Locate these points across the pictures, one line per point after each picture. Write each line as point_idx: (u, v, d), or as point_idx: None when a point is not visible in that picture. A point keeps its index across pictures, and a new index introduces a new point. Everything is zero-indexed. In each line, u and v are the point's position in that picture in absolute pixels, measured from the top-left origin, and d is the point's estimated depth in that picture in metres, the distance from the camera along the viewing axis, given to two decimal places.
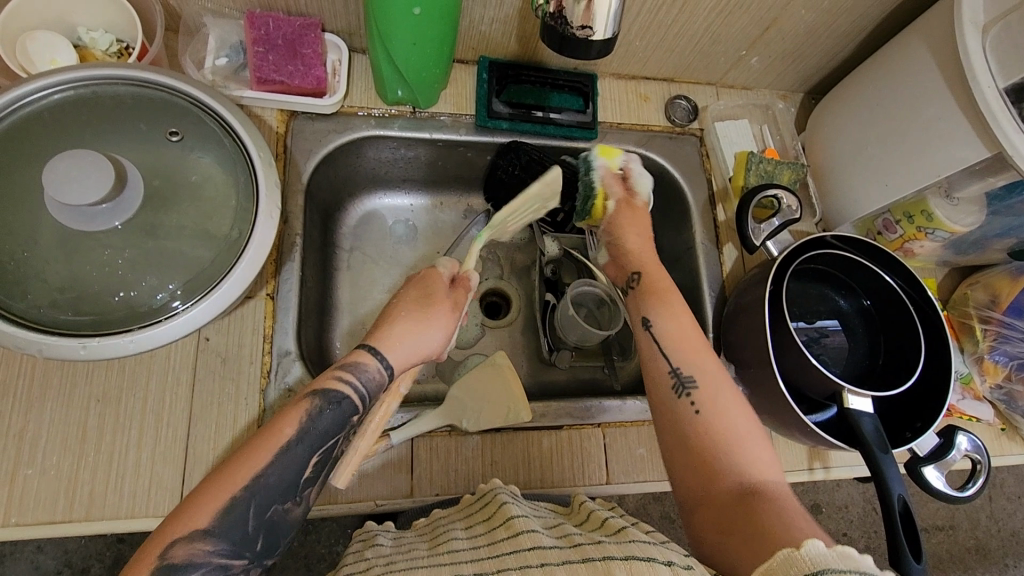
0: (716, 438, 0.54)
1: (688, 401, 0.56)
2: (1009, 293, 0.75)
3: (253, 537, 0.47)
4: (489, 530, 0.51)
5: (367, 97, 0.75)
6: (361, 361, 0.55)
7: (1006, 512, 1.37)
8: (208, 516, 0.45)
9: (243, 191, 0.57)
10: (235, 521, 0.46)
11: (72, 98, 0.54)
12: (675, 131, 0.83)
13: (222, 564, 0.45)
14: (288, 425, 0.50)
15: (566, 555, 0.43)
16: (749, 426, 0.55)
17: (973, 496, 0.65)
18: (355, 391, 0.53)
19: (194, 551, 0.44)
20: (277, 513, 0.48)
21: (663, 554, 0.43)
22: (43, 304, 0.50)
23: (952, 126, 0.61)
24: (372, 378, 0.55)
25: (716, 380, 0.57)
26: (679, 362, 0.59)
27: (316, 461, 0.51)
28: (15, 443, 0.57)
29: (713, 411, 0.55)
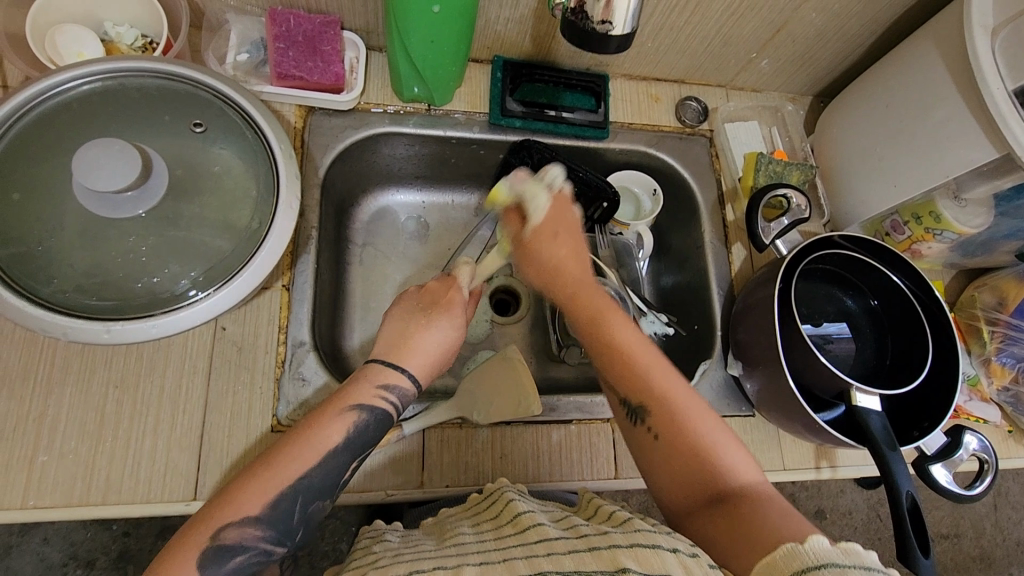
0: (684, 453, 0.53)
1: (644, 428, 0.56)
2: (1016, 296, 0.76)
3: (295, 528, 0.48)
4: (496, 526, 0.51)
5: (383, 93, 0.76)
6: (396, 380, 0.56)
7: (1011, 521, 1.37)
8: (259, 504, 0.47)
9: (263, 183, 0.58)
10: (281, 513, 0.48)
11: (99, 89, 0.55)
12: (685, 132, 0.84)
13: (267, 549, 0.47)
14: (335, 432, 0.52)
15: (573, 544, 0.44)
16: (716, 429, 0.54)
17: (980, 495, 0.65)
18: (393, 406, 0.56)
19: (245, 535, 0.46)
20: (317, 510, 0.50)
21: (672, 542, 0.43)
22: (68, 289, 0.51)
23: (962, 127, 0.62)
24: (406, 396, 0.57)
25: (672, 396, 0.56)
26: (628, 391, 0.58)
27: (354, 465, 0.53)
28: (35, 428, 0.58)
29: (670, 431, 0.54)
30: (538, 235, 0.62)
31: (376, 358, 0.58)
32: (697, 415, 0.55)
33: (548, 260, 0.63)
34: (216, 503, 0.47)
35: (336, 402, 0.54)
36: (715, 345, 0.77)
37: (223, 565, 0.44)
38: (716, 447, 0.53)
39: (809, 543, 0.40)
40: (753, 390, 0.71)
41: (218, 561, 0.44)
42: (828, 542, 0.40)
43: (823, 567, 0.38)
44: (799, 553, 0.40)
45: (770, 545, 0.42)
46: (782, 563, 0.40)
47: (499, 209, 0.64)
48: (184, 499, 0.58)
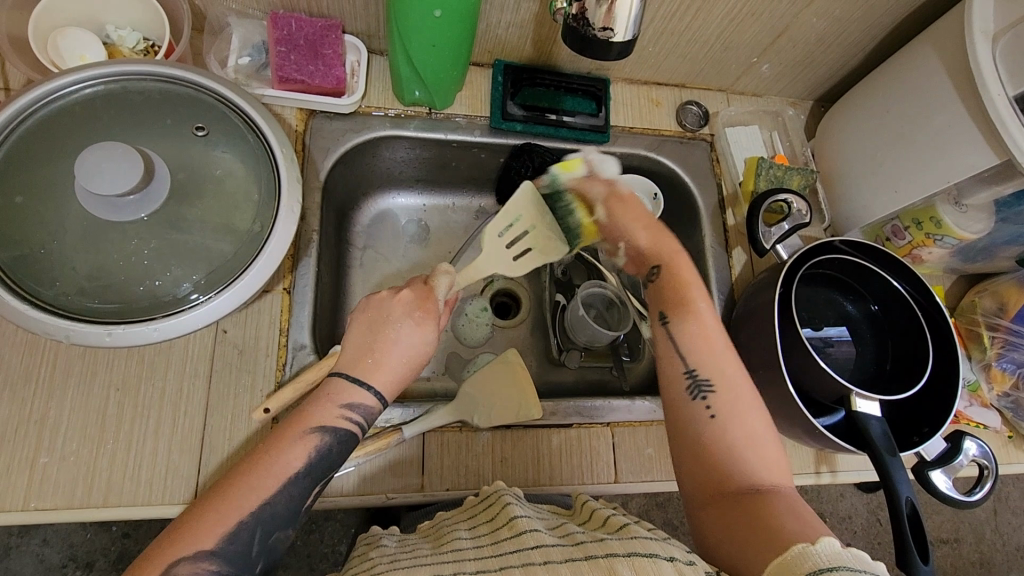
0: (731, 441, 0.53)
1: (704, 404, 0.54)
2: (1017, 301, 0.76)
3: (255, 559, 0.47)
4: (492, 531, 0.51)
5: (384, 97, 0.76)
6: (360, 398, 0.54)
7: (1012, 526, 1.37)
8: (213, 537, 0.45)
9: (265, 186, 0.58)
10: (240, 544, 0.46)
11: (102, 92, 0.56)
12: (685, 136, 0.84)
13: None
14: (295, 458, 0.50)
15: (570, 552, 0.44)
16: (763, 424, 0.54)
17: (980, 500, 0.65)
18: (357, 425, 0.54)
19: (198, 569, 0.44)
20: (277, 540, 0.49)
21: (667, 550, 0.43)
22: (70, 292, 0.51)
23: (962, 133, 0.62)
24: (372, 413, 0.55)
25: (735, 381, 0.56)
26: (694, 362, 0.56)
27: (318, 490, 0.52)
28: (36, 430, 0.58)
29: (728, 415, 0.54)
30: (634, 195, 0.66)
31: (341, 371, 0.56)
32: (753, 405, 0.55)
33: (645, 217, 0.65)
34: (176, 533, 0.45)
35: (299, 423, 0.52)
36: None
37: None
38: (761, 442, 0.53)
39: (820, 545, 0.42)
40: None
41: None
42: (838, 545, 0.42)
43: (836, 570, 0.39)
44: (811, 554, 0.41)
45: (790, 547, 0.43)
46: (793, 564, 0.41)
47: (570, 180, 0.68)
48: (184, 501, 0.58)
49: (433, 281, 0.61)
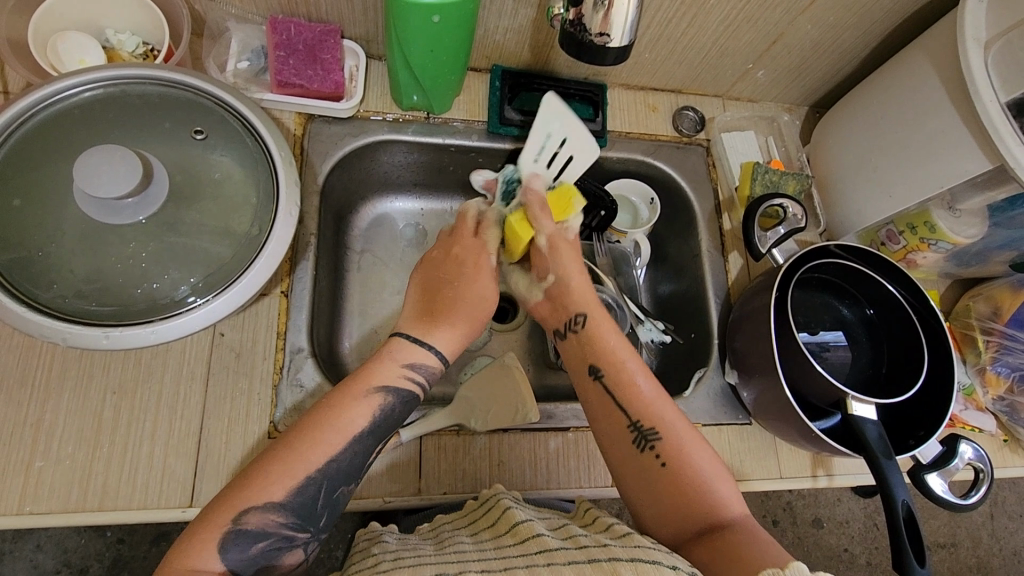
0: (686, 484, 0.54)
1: (652, 453, 0.56)
2: (1011, 305, 0.76)
3: (319, 513, 0.50)
4: (495, 536, 0.51)
5: (383, 102, 0.76)
6: (422, 359, 0.59)
7: (1008, 531, 1.37)
8: (283, 490, 0.48)
9: (264, 190, 0.58)
10: (306, 498, 0.49)
11: (101, 96, 0.56)
12: (682, 141, 0.85)
13: (289, 535, 0.48)
14: (361, 417, 0.53)
15: (573, 555, 0.44)
16: (711, 465, 0.55)
17: (976, 504, 0.65)
18: (418, 386, 0.58)
19: (267, 521, 0.47)
20: (342, 494, 0.52)
21: (670, 559, 0.43)
22: (68, 295, 0.51)
23: (956, 139, 0.63)
24: (431, 374, 0.59)
25: (677, 425, 0.57)
26: (635, 413, 0.58)
27: (380, 446, 0.56)
28: (32, 434, 0.58)
29: (677, 462, 0.55)
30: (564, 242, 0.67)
31: (402, 332, 0.60)
32: (697, 446, 0.56)
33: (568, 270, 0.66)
34: (237, 485, 0.48)
35: (362, 382, 0.55)
36: (712, 353, 0.78)
37: (248, 546, 0.46)
38: (713, 478, 0.54)
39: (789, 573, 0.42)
40: (750, 398, 0.72)
41: (238, 545, 0.46)
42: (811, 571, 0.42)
43: None
44: None
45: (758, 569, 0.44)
46: None
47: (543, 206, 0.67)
48: (180, 504, 0.58)
49: (483, 235, 0.67)
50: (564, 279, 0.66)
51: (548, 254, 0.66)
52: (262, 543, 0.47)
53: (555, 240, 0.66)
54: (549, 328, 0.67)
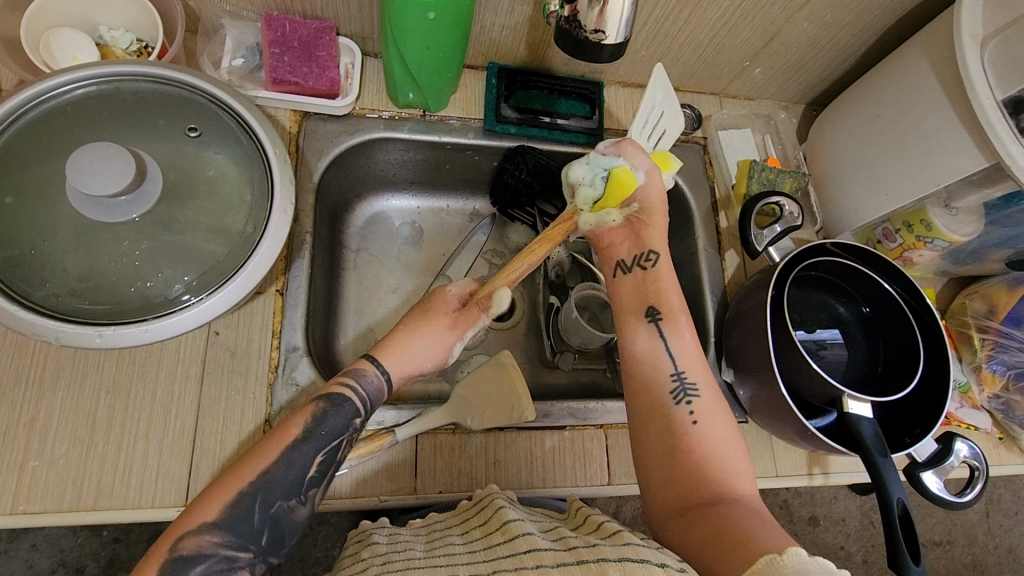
0: (706, 447, 0.54)
1: (687, 408, 0.56)
2: (1006, 304, 0.76)
3: (258, 531, 0.48)
4: (486, 535, 0.51)
5: (378, 100, 0.76)
6: (364, 368, 0.57)
7: (1003, 528, 1.37)
8: (213, 510, 0.48)
9: (258, 187, 0.58)
10: (241, 513, 0.48)
11: (94, 93, 0.56)
12: (679, 139, 0.85)
13: (228, 555, 0.47)
14: (295, 426, 0.52)
15: (561, 557, 0.44)
16: (736, 439, 0.56)
17: (971, 502, 0.66)
18: (357, 397, 0.56)
19: (202, 542, 0.46)
20: (282, 510, 0.50)
21: (658, 557, 0.43)
22: (61, 293, 0.51)
23: (952, 136, 0.63)
24: (374, 387, 0.57)
25: (716, 393, 0.58)
26: (681, 365, 0.58)
27: (318, 461, 0.52)
28: (26, 433, 0.58)
29: (706, 424, 0.55)
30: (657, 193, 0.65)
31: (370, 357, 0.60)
32: (729, 420, 0.57)
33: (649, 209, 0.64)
34: (186, 511, 0.48)
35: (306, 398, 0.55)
36: (708, 351, 0.77)
37: (184, 572, 0.45)
38: (733, 451, 0.55)
39: (788, 555, 0.41)
40: (746, 396, 0.72)
41: (178, 571, 0.45)
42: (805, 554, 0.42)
43: None
44: (778, 564, 0.41)
45: (751, 554, 0.44)
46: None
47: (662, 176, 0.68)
48: (175, 503, 0.58)
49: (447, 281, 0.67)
50: (648, 207, 0.64)
51: (643, 188, 0.65)
52: (200, 566, 0.45)
53: (653, 177, 0.65)
54: (612, 259, 0.65)
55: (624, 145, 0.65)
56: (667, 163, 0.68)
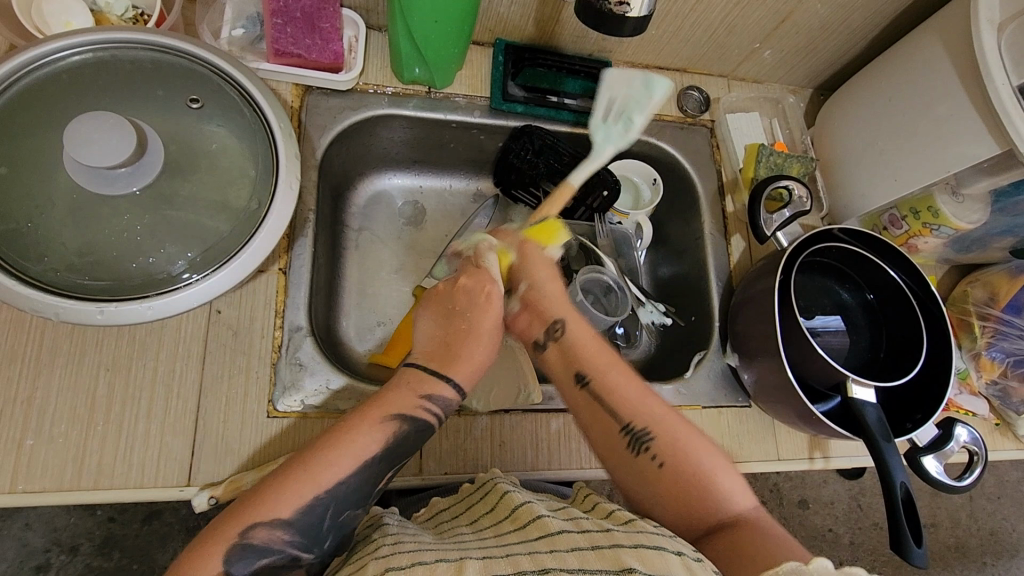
0: (686, 480, 0.53)
1: (648, 455, 0.54)
2: (1008, 292, 0.77)
3: (325, 535, 0.48)
4: (494, 521, 0.51)
5: (382, 75, 0.74)
6: (442, 391, 0.56)
7: (986, 512, 1.41)
8: (288, 509, 0.46)
9: (262, 162, 0.56)
10: (312, 518, 0.47)
11: (90, 61, 0.53)
12: (686, 121, 0.84)
13: (293, 554, 0.46)
14: (373, 443, 0.51)
15: (577, 542, 0.44)
16: (711, 456, 0.54)
17: (970, 486, 0.66)
18: (435, 415, 0.56)
19: (273, 537, 0.46)
20: (348, 518, 0.50)
21: (675, 545, 0.44)
22: (60, 268, 0.49)
23: (964, 122, 0.63)
24: (449, 406, 0.57)
25: (668, 420, 0.56)
26: (624, 415, 0.56)
27: (388, 477, 0.53)
28: (23, 411, 0.56)
29: (673, 457, 0.54)
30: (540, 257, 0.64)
31: (418, 361, 0.57)
32: (693, 439, 0.55)
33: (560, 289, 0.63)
34: (250, 499, 0.47)
35: (376, 409, 0.53)
36: (712, 336, 0.78)
37: (253, 563, 0.45)
38: (715, 468, 0.54)
39: (814, 564, 0.41)
40: (750, 380, 0.72)
41: (242, 557, 0.44)
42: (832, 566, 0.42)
43: None
44: (804, 570, 0.41)
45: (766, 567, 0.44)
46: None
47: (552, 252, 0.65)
48: (178, 483, 0.57)
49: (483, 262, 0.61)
50: (536, 283, 0.62)
51: (521, 266, 0.63)
52: (265, 561, 0.45)
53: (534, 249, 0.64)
54: (528, 340, 0.63)
55: (498, 232, 0.66)
56: (507, 260, 0.63)
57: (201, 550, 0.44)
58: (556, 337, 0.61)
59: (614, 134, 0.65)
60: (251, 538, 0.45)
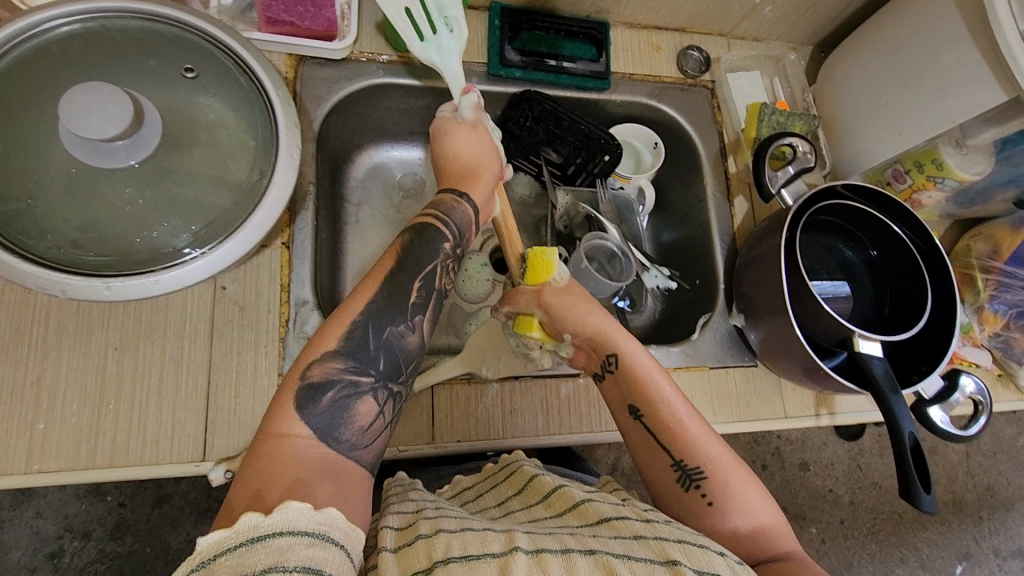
0: (735, 520, 0.54)
1: (699, 492, 0.55)
2: (1010, 244, 0.77)
3: (375, 356, 0.49)
4: (527, 505, 0.52)
5: (377, 42, 0.73)
6: (452, 207, 0.59)
7: (982, 468, 1.43)
8: (334, 339, 0.48)
9: (262, 133, 0.55)
10: (356, 342, 0.49)
11: (80, 32, 0.52)
12: (687, 83, 0.83)
13: (353, 379, 0.48)
14: (389, 257, 0.54)
15: (617, 528, 0.45)
16: (760, 498, 0.55)
17: (975, 434, 0.68)
18: (454, 229, 0.58)
19: (329, 370, 0.47)
20: (393, 336, 0.50)
21: (716, 544, 0.45)
22: (63, 245, 0.49)
23: (971, 72, 0.62)
24: (463, 220, 0.59)
25: (722, 459, 0.56)
26: (679, 450, 0.57)
27: (419, 286, 0.53)
28: (32, 393, 0.56)
29: (723, 498, 0.54)
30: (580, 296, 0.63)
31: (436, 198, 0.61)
32: (745, 478, 0.56)
33: (609, 326, 0.61)
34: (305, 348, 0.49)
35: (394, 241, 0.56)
36: (718, 298, 0.78)
37: (319, 398, 0.46)
38: (763, 511, 0.55)
39: None
40: (757, 340, 0.72)
41: (313, 397, 0.46)
42: None
43: None
44: None
45: None
46: None
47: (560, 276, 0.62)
48: (193, 459, 0.57)
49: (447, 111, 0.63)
50: (583, 328, 0.61)
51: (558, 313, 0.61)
52: (330, 391, 0.46)
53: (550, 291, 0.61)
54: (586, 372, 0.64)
55: (510, 296, 0.64)
56: (531, 322, 0.63)
57: (276, 400, 0.46)
58: (612, 371, 0.61)
59: (448, 43, 0.62)
60: (311, 376, 0.47)
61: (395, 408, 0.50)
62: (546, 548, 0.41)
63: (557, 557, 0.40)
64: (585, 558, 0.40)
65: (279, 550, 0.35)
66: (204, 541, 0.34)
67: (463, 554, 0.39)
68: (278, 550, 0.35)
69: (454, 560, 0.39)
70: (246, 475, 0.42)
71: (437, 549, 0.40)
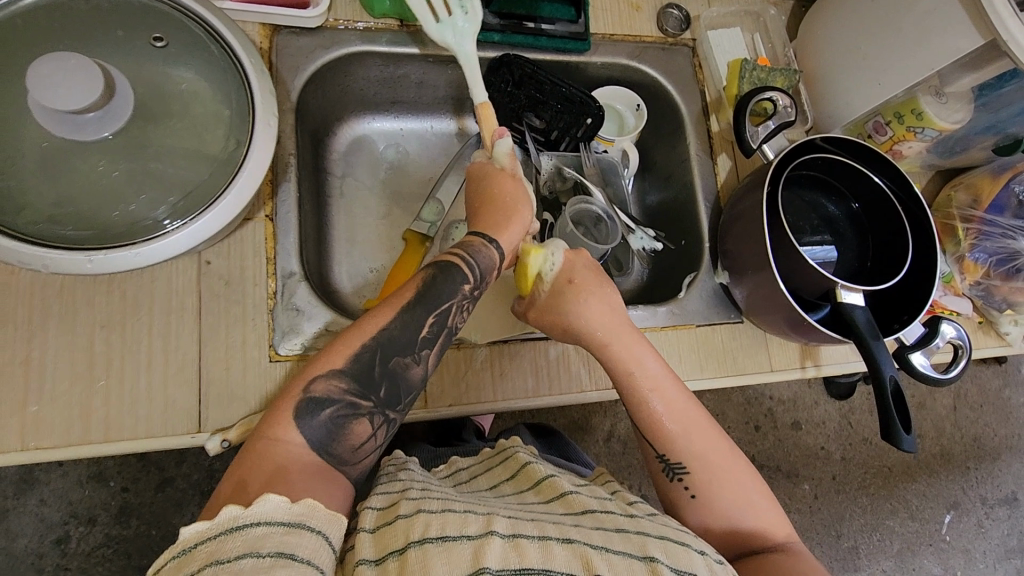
0: (719, 511, 0.57)
1: (682, 486, 0.58)
2: (990, 193, 0.79)
3: (377, 381, 0.50)
4: (517, 490, 0.53)
5: (351, 9, 0.71)
6: (479, 247, 0.58)
7: (969, 420, 1.47)
8: (341, 360, 0.49)
9: (236, 102, 0.55)
10: (362, 364, 0.50)
11: (45, 4, 0.51)
12: (667, 42, 0.82)
13: (353, 401, 0.49)
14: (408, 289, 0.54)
15: (607, 520, 0.47)
16: (747, 485, 0.58)
17: (954, 376, 0.69)
18: (477, 267, 0.57)
19: (331, 388, 0.48)
20: (398, 365, 0.51)
21: (699, 544, 0.48)
22: (41, 220, 0.48)
23: (949, 17, 0.62)
24: (488, 261, 0.58)
25: (706, 451, 0.58)
26: (665, 447, 0.59)
27: (431, 322, 0.53)
28: (22, 373, 0.56)
29: (706, 491, 0.57)
30: (562, 296, 0.61)
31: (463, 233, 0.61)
32: (729, 468, 0.58)
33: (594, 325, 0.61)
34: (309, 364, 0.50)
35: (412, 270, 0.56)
36: (703, 256, 0.78)
37: (316, 414, 0.47)
38: (750, 498, 0.57)
39: None
40: (742, 296, 0.73)
41: (311, 410, 0.47)
42: None
43: None
44: None
45: None
46: None
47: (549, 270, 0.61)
48: (186, 431, 0.58)
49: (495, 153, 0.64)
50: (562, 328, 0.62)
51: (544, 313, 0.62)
52: (328, 409, 0.48)
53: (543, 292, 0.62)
54: None
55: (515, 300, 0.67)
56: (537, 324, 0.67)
57: (275, 409, 0.48)
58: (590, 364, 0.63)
59: (463, 25, 0.65)
60: (312, 392, 0.48)
61: (388, 433, 0.51)
62: (522, 534, 0.42)
63: (534, 543, 0.42)
64: (562, 546, 0.42)
65: (253, 539, 0.36)
66: (186, 531, 0.36)
67: (439, 535, 0.40)
68: (250, 539, 0.36)
69: (432, 539, 0.40)
70: (236, 470, 0.44)
71: (415, 528, 0.41)
